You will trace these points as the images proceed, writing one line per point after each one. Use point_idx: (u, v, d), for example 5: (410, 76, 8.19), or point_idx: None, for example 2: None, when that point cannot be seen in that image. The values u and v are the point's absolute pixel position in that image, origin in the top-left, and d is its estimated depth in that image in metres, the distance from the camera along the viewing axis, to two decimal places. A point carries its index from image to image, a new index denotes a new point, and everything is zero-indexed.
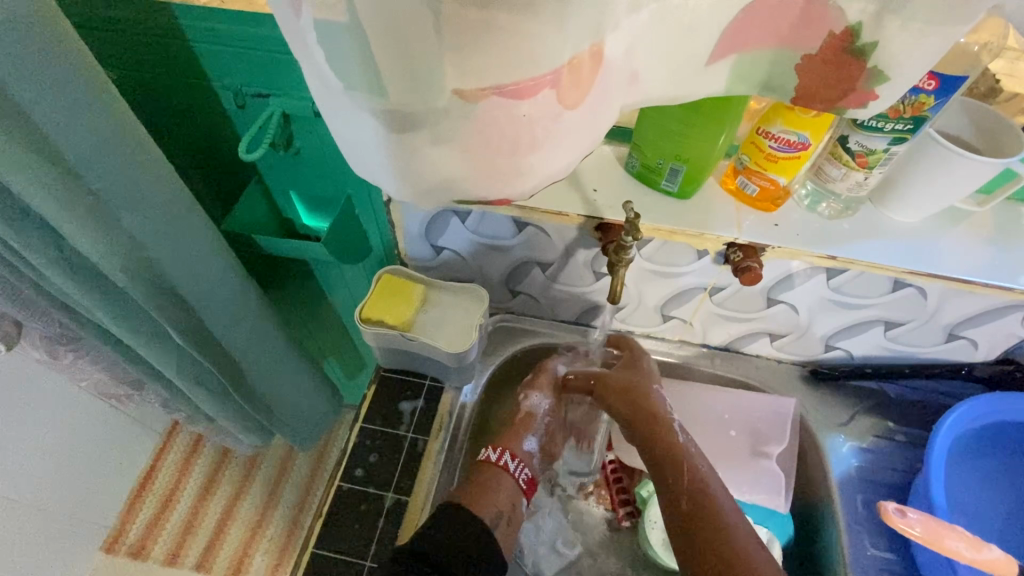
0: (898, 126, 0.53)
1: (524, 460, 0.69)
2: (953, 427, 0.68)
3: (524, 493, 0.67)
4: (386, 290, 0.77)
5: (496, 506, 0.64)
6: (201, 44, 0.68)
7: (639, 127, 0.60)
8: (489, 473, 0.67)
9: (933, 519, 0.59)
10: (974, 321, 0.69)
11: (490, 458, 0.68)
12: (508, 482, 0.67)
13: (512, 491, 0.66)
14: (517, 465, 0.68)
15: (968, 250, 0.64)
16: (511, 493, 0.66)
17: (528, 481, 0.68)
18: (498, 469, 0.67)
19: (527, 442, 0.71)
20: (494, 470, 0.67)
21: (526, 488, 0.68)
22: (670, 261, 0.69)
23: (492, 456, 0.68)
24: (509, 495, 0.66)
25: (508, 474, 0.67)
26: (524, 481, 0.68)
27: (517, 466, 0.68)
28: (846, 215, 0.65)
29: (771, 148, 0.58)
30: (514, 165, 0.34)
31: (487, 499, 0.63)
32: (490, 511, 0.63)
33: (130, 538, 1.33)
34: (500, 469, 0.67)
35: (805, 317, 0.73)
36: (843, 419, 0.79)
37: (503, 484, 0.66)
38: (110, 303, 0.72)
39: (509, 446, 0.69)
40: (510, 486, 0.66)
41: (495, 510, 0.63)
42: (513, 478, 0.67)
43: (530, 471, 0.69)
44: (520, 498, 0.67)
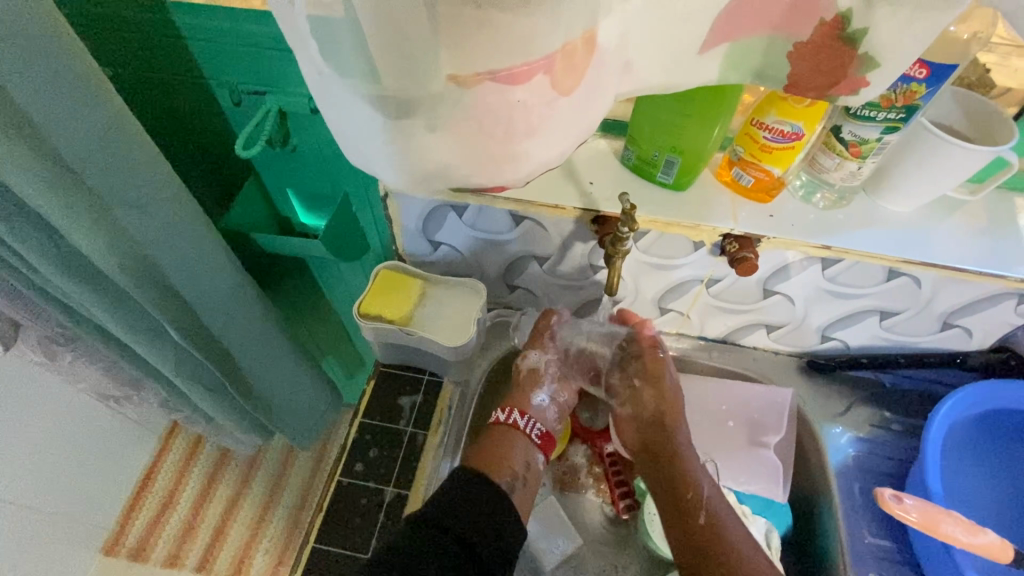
0: (890, 115, 0.54)
1: (535, 417, 0.69)
2: (948, 414, 0.69)
3: (539, 447, 0.68)
4: (384, 287, 0.77)
5: (511, 466, 0.64)
6: (196, 41, 0.68)
7: (635, 120, 0.61)
8: (501, 433, 0.67)
9: (930, 505, 0.59)
10: (968, 310, 0.69)
11: (500, 419, 0.69)
12: (521, 441, 0.67)
13: (525, 449, 0.67)
14: (527, 422, 0.68)
15: (961, 238, 0.64)
16: (524, 452, 0.66)
17: (542, 436, 0.68)
18: (508, 428, 0.68)
19: (537, 396, 0.71)
20: (506, 432, 0.67)
21: (541, 443, 0.68)
22: (667, 253, 0.70)
23: (502, 417, 0.69)
24: (523, 454, 0.66)
25: (519, 432, 0.67)
26: (538, 436, 0.68)
27: (527, 423, 0.68)
28: (840, 206, 0.66)
29: (765, 139, 0.58)
30: (509, 153, 0.35)
31: (504, 459, 0.65)
32: (506, 471, 0.63)
33: (129, 541, 1.33)
34: (511, 428, 0.68)
35: (801, 307, 0.74)
36: (840, 409, 0.79)
37: (515, 443, 0.67)
38: (108, 301, 0.72)
39: (517, 405, 0.69)
40: (523, 444, 0.67)
41: (510, 471, 0.64)
42: (525, 435, 0.67)
43: (542, 426, 0.69)
44: (534, 455, 0.67)
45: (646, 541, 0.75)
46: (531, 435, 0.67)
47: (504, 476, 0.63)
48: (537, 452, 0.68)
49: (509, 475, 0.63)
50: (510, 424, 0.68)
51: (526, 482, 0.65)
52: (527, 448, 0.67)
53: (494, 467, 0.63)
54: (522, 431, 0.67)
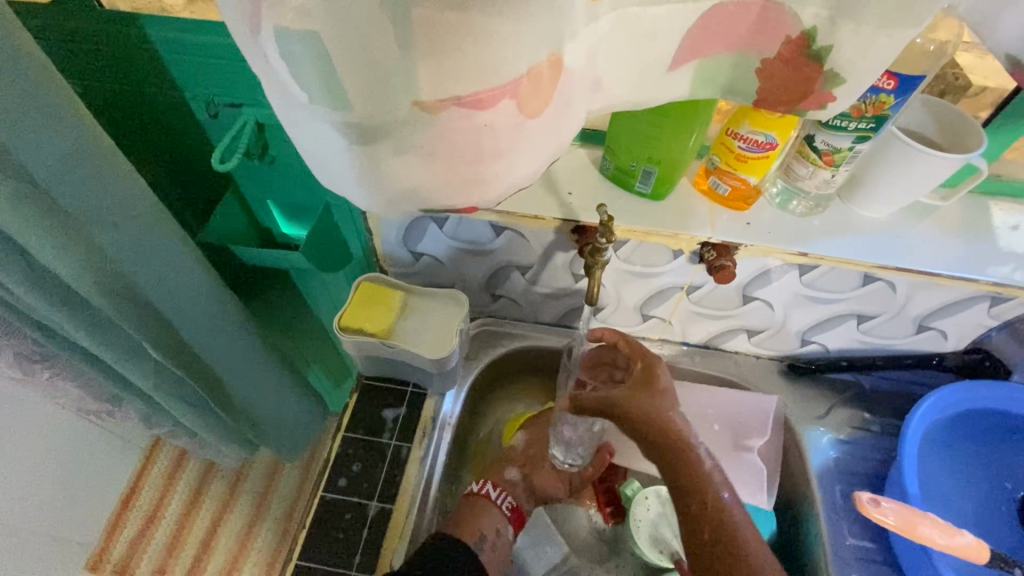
0: (861, 125, 0.54)
1: (507, 490, 0.71)
2: (926, 415, 0.70)
3: (509, 520, 0.69)
4: (366, 298, 0.77)
5: (480, 533, 0.66)
6: (170, 55, 0.67)
7: (612, 131, 0.61)
8: (476, 503, 0.68)
9: (907, 508, 0.59)
10: (942, 313, 0.70)
11: (474, 490, 0.70)
12: (493, 512, 0.68)
13: (498, 519, 0.68)
14: (499, 494, 0.69)
15: (934, 243, 0.65)
16: (495, 522, 0.67)
17: (513, 509, 0.69)
18: (482, 499, 0.69)
19: (509, 472, 0.73)
20: (478, 501, 0.69)
21: (512, 516, 0.69)
22: (647, 262, 0.70)
23: (476, 488, 0.70)
24: (495, 522, 0.67)
25: (492, 504, 0.69)
26: (510, 509, 0.69)
27: (499, 495, 0.70)
28: (817, 212, 0.67)
29: (740, 148, 0.59)
30: (479, 173, 0.35)
31: (474, 523, 0.66)
32: (475, 534, 0.66)
33: (113, 558, 1.31)
34: (483, 499, 0.69)
35: (780, 312, 0.75)
36: (821, 411, 0.80)
37: (488, 514, 0.68)
38: (83, 320, 0.70)
39: (491, 478, 0.71)
40: (495, 514, 0.68)
41: (479, 535, 0.66)
42: (497, 508, 0.69)
43: (514, 499, 0.71)
44: (506, 525, 0.68)
45: (633, 548, 0.76)
46: (503, 507, 0.69)
47: (472, 539, 0.65)
48: (508, 524, 0.69)
49: (478, 539, 0.66)
50: (483, 495, 0.69)
51: (495, 549, 0.67)
52: (499, 517, 0.68)
53: (464, 533, 0.65)
54: (494, 503, 0.69)
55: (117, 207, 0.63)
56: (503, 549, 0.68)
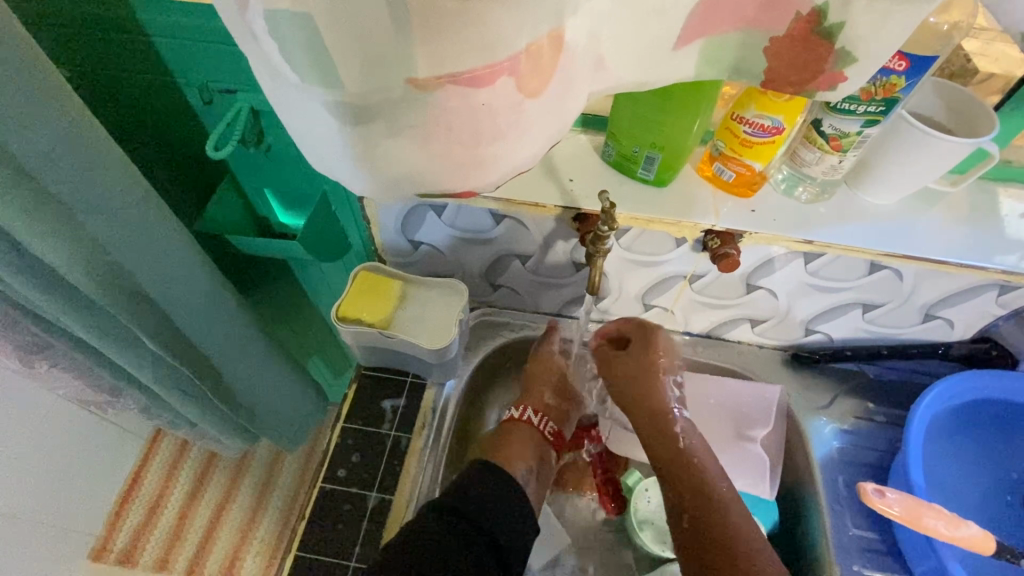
0: (870, 109, 0.53)
1: (547, 413, 0.72)
2: (931, 405, 0.69)
3: (551, 444, 0.70)
4: (363, 288, 0.75)
5: (524, 460, 0.66)
6: (162, 39, 0.66)
7: (614, 116, 0.60)
8: (517, 430, 0.69)
9: (912, 498, 0.59)
10: (949, 301, 0.69)
11: (512, 416, 0.71)
12: (535, 436, 0.69)
13: (538, 445, 0.69)
14: (540, 419, 0.71)
15: (942, 230, 0.64)
16: (539, 447, 0.69)
17: (553, 432, 0.71)
18: (521, 423, 0.70)
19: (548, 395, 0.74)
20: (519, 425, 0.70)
21: (554, 439, 0.70)
22: (651, 251, 0.69)
23: (515, 413, 0.71)
24: (538, 448, 0.69)
25: (533, 428, 0.70)
26: (550, 433, 0.71)
27: (540, 420, 0.71)
28: (823, 199, 0.65)
29: (746, 134, 0.58)
30: (476, 156, 0.33)
31: (517, 452, 0.67)
32: (521, 464, 0.65)
33: (117, 547, 1.32)
34: (524, 424, 0.70)
35: (784, 301, 0.73)
36: (824, 401, 0.79)
37: (529, 441, 0.69)
38: (77, 310, 0.69)
39: (530, 402, 0.72)
40: (535, 437, 0.69)
41: (526, 463, 0.66)
42: (537, 431, 0.70)
43: (555, 424, 0.72)
44: (547, 450, 0.70)
45: (632, 539, 0.76)
46: (544, 431, 0.70)
47: (521, 469, 0.65)
48: (549, 448, 0.70)
49: (526, 468, 0.66)
50: (523, 420, 0.71)
51: (539, 478, 0.67)
52: (540, 441, 0.70)
53: (510, 462, 0.65)
54: (536, 427, 0.70)
55: (109, 195, 0.62)
56: (547, 478, 0.68)
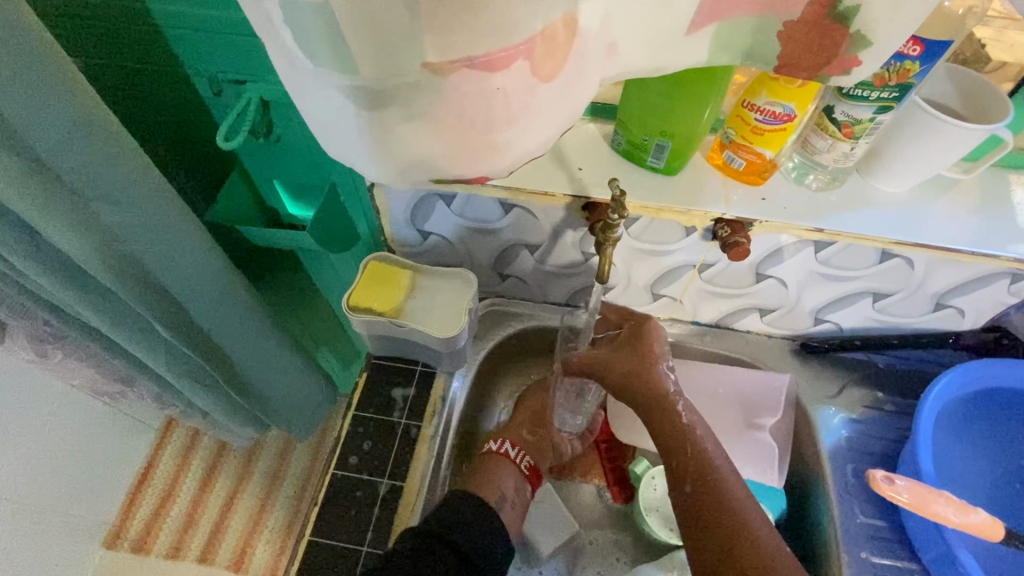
0: (884, 95, 0.53)
1: (525, 449, 0.75)
2: (941, 393, 0.69)
3: (526, 479, 0.73)
4: (372, 278, 0.76)
5: (499, 491, 0.69)
6: (173, 30, 0.66)
7: (624, 104, 0.60)
8: (494, 461, 0.73)
9: (921, 485, 0.59)
10: (961, 290, 0.69)
11: (491, 449, 0.74)
12: (511, 470, 0.72)
13: (513, 478, 0.72)
14: (517, 453, 0.74)
15: (954, 218, 0.64)
16: (514, 479, 0.71)
17: (529, 467, 0.74)
18: (499, 457, 0.73)
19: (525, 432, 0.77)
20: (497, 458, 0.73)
21: (529, 475, 0.73)
22: (660, 239, 0.69)
23: (494, 446, 0.74)
24: (513, 480, 0.71)
25: (509, 461, 0.73)
26: (525, 468, 0.73)
27: (517, 454, 0.74)
28: (834, 187, 0.65)
29: (757, 121, 0.57)
30: (490, 141, 0.33)
31: (493, 483, 0.70)
32: (494, 493, 0.69)
33: (131, 534, 1.34)
34: (502, 457, 0.73)
35: (794, 290, 0.73)
36: (833, 390, 0.79)
37: (505, 471, 0.72)
38: (92, 299, 0.70)
39: (508, 437, 0.75)
40: (512, 472, 0.72)
41: (499, 493, 0.69)
42: (514, 465, 0.73)
43: (531, 459, 0.75)
44: (523, 484, 0.72)
45: (641, 526, 0.76)
46: (519, 465, 0.73)
47: (492, 497, 0.68)
48: (525, 483, 0.73)
49: (498, 497, 0.69)
50: (501, 453, 0.74)
51: (512, 507, 0.70)
52: (516, 475, 0.72)
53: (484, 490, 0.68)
54: (511, 461, 0.73)
55: (124, 185, 0.62)
56: (521, 507, 0.71)
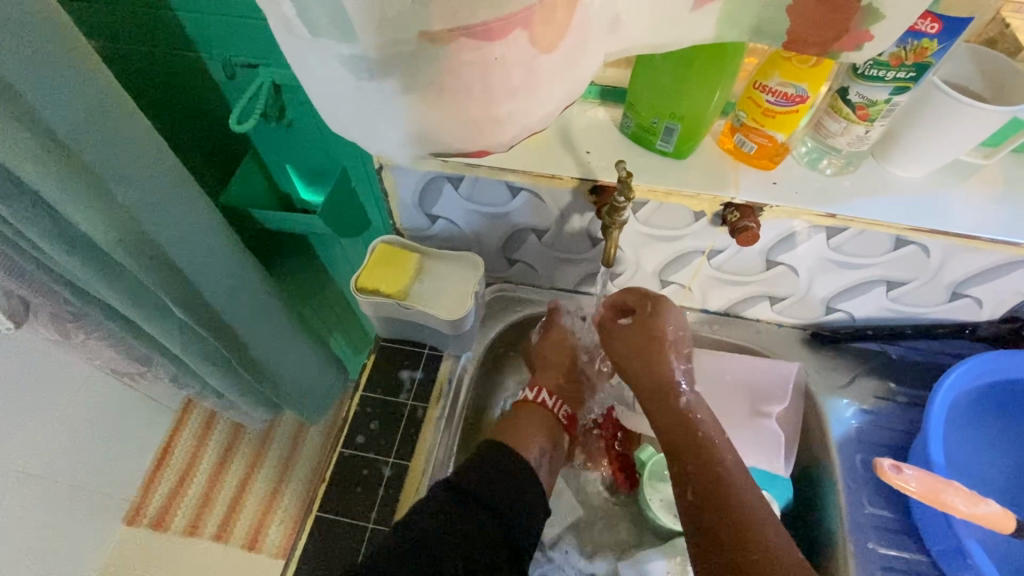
0: (900, 74, 0.51)
1: (561, 397, 0.72)
2: (955, 384, 0.67)
3: (564, 428, 0.70)
4: (381, 260, 0.76)
5: (538, 443, 0.66)
6: (186, 13, 0.67)
7: (634, 85, 0.59)
8: (531, 411, 0.69)
9: (930, 475, 0.58)
10: (978, 279, 0.67)
11: (528, 397, 0.71)
12: (548, 417, 0.69)
13: (554, 426, 0.69)
14: (554, 402, 0.71)
15: (974, 206, 0.62)
16: (553, 429, 0.68)
17: (567, 416, 0.71)
18: (536, 406, 0.70)
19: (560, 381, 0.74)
20: (535, 408, 0.70)
21: (565, 422, 0.70)
22: (670, 224, 0.68)
23: (531, 395, 0.71)
24: (549, 427, 0.68)
25: (546, 410, 0.70)
26: (564, 416, 0.71)
27: (555, 403, 0.71)
28: (848, 172, 0.64)
29: (769, 103, 0.56)
30: (490, 114, 0.33)
31: (531, 435, 0.66)
32: (534, 447, 0.65)
33: (149, 512, 1.37)
34: (538, 406, 0.70)
35: (805, 278, 0.72)
36: (844, 380, 0.78)
37: (541, 420, 0.69)
38: (109, 277, 0.72)
39: (545, 385, 0.72)
40: (551, 421, 0.69)
41: (538, 446, 0.65)
42: (552, 414, 0.70)
43: (568, 408, 0.72)
44: (560, 434, 0.69)
45: (644, 513, 0.76)
46: (561, 414, 0.70)
47: (533, 451, 0.64)
48: (561, 432, 0.70)
49: (538, 450, 0.65)
50: (538, 402, 0.71)
51: (550, 461, 0.67)
52: (555, 426, 0.69)
53: (521, 443, 0.64)
54: (551, 410, 0.70)
55: (138, 164, 0.64)
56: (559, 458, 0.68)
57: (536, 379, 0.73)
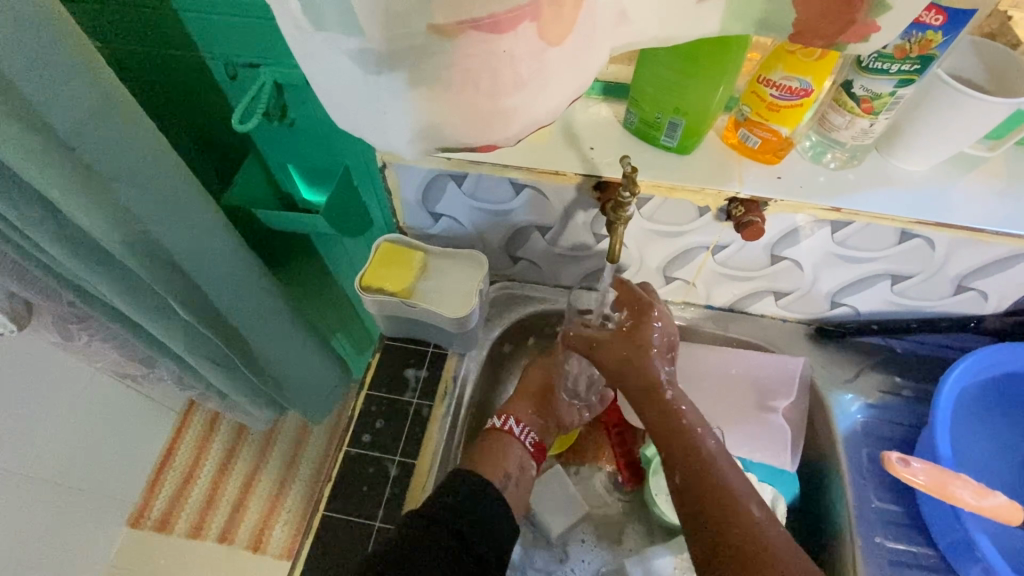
0: (904, 67, 0.51)
1: (529, 424, 0.72)
2: (961, 377, 0.67)
3: (530, 455, 0.71)
4: (385, 259, 0.76)
5: (505, 468, 0.68)
6: (188, 13, 0.67)
7: (638, 81, 0.59)
8: (497, 439, 0.70)
9: (937, 468, 0.58)
10: (983, 272, 0.67)
11: (495, 426, 0.72)
12: (516, 448, 0.70)
13: (520, 454, 0.70)
14: (521, 430, 0.71)
15: (979, 198, 0.62)
16: (519, 458, 0.69)
17: (534, 444, 0.72)
18: (504, 434, 0.71)
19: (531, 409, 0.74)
20: (502, 436, 0.71)
21: (533, 451, 0.71)
22: (674, 220, 0.68)
23: (497, 423, 0.72)
24: (518, 458, 0.70)
25: (515, 439, 0.71)
26: (531, 444, 0.72)
27: (522, 430, 0.72)
28: (852, 166, 0.64)
29: (772, 97, 0.56)
30: (498, 108, 0.33)
31: (498, 462, 0.68)
32: (499, 473, 0.67)
33: (153, 514, 1.38)
34: (506, 434, 0.71)
35: (810, 272, 0.72)
36: (849, 375, 0.78)
37: (511, 449, 0.70)
38: (114, 278, 0.72)
39: (512, 413, 0.73)
40: (517, 449, 0.70)
41: (504, 471, 0.67)
42: (519, 443, 0.71)
43: (535, 435, 0.72)
44: (528, 461, 0.70)
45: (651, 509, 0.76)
46: (525, 442, 0.71)
47: (497, 476, 0.66)
48: (529, 459, 0.71)
49: (503, 475, 0.67)
50: (505, 431, 0.71)
51: (518, 485, 0.68)
52: (521, 452, 0.70)
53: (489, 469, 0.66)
54: (517, 438, 0.70)
55: (141, 164, 0.64)
56: (527, 485, 0.70)
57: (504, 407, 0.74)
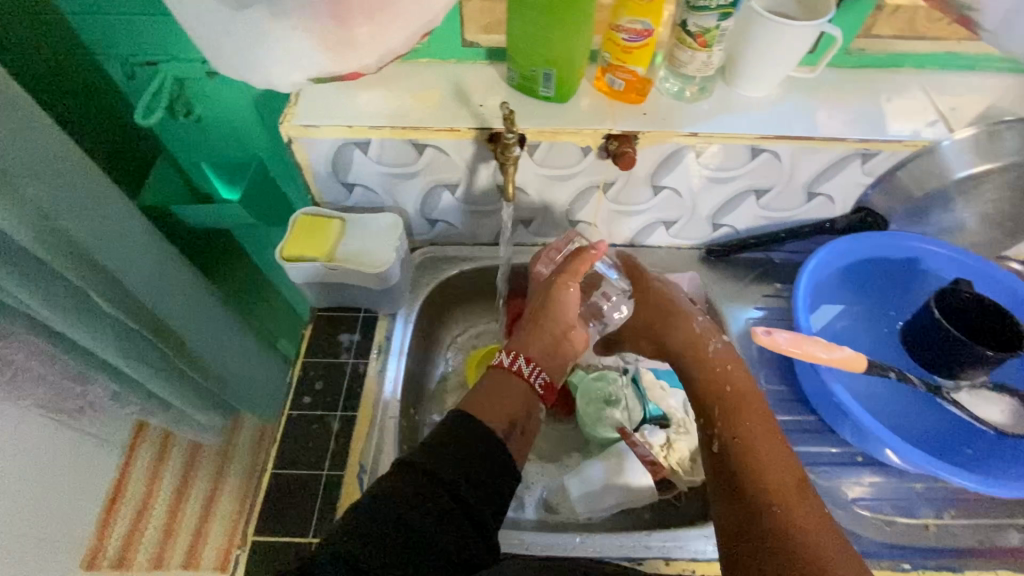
0: (721, 3, 0.61)
1: (540, 365, 0.68)
2: (815, 267, 0.80)
3: (539, 398, 0.66)
4: (304, 229, 0.80)
5: (511, 413, 0.62)
6: (78, 15, 0.68)
7: (512, 39, 0.67)
8: (502, 376, 0.66)
9: (796, 334, 0.70)
10: (824, 178, 0.80)
11: (503, 363, 0.68)
12: (521, 385, 0.66)
13: (527, 396, 0.65)
14: (530, 368, 0.67)
15: (808, 114, 0.74)
16: (524, 398, 0.65)
17: (544, 386, 0.67)
18: (510, 372, 0.67)
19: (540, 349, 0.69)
20: (509, 374, 0.66)
21: (543, 393, 0.66)
22: (563, 163, 0.76)
23: (506, 360, 0.68)
24: (523, 396, 0.65)
25: (523, 379, 0.66)
26: (540, 385, 0.67)
27: (532, 369, 0.67)
28: (704, 98, 0.74)
29: (624, 40, 0.65)
30: (356, 36, 0.39)
31: (502, 404, 0.63)
32: (503, 418, 0.62)
33: (109, 554, 1.35)
34: (514, 372, 0.66)
35: (689, 198, 0.82)
36: (738, 286, 0.90)
37: (515, 388, 0.65)
38: (40, 285, 0.70)
39: (522, 351, 0.68)
40: (523, 390, 0.66)
41: (509, 419, 0.62)
42: (526, 382, 0.66)
43: (546, 375, 0.68)
44: (535, 405, 0.65)
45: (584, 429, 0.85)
46: (534, 384, 0.66)
47: (500, 423, 0.61)
48: (538, 401, 0.66)
49: (507, 422, 0.62)
50: (513, 369, 0.67)
51: (524, 433, 0.63)
52: (528, 393, 0.66)
53: (492, 416, 0.61)
54: (526, 378, 0.66)
55: (42, 157, 0.64)
56: (533, 430, 0.65)
57: (512, 344, 0.70)
